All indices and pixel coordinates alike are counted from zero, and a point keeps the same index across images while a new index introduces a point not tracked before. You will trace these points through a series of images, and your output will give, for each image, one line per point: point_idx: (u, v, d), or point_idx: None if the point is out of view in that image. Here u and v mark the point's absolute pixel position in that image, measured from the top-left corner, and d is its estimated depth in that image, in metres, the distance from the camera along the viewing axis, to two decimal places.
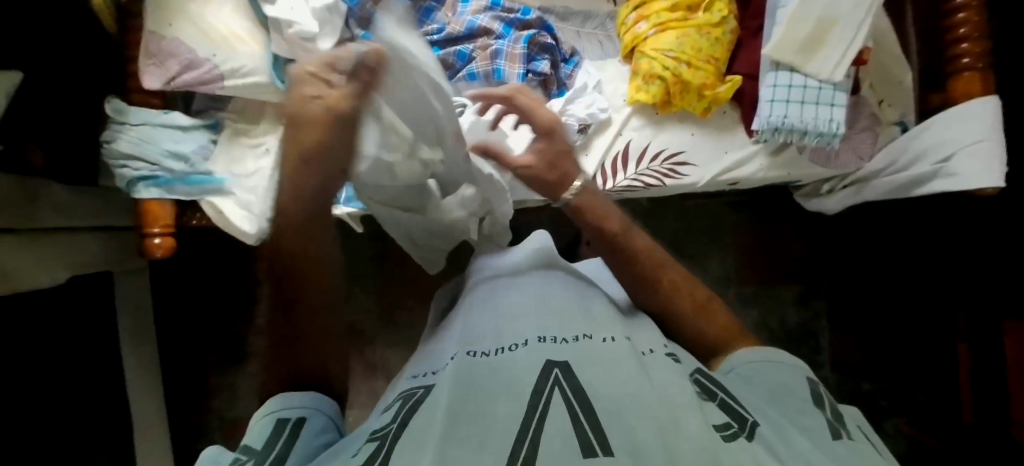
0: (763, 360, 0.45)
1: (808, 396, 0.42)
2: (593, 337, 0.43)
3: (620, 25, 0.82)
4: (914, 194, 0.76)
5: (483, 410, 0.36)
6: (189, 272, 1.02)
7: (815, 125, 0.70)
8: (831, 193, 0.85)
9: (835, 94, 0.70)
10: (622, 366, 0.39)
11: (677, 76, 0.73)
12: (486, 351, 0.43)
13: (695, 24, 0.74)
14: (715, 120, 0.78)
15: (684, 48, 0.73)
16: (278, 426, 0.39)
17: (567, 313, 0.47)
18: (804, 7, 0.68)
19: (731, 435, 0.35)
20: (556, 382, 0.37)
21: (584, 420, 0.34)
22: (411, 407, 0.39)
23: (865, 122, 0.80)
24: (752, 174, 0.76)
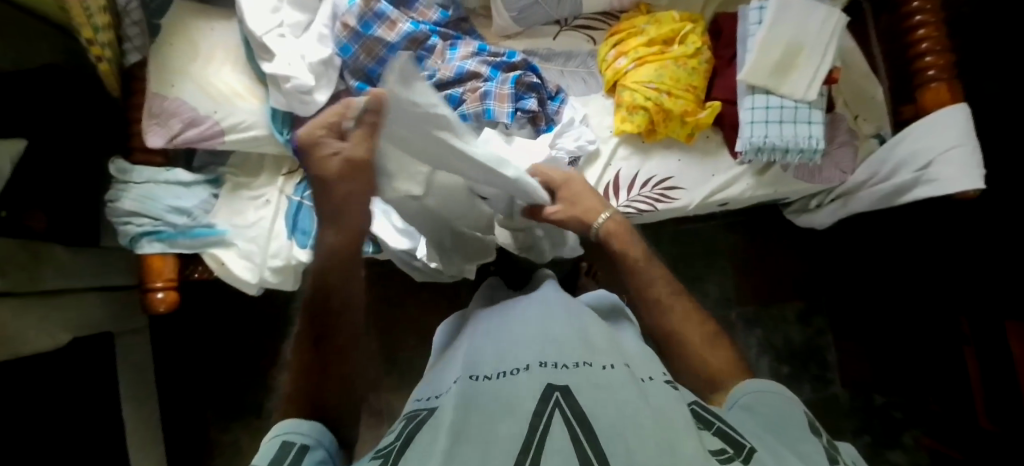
0: (762, 386, 0.44)
1: (807, 424, 0.41)
2: (594, 365, 0.42)
3: (601, 62, 0.84)
4: (899, 203, 0.77)
5: (485, 433, 0.35)
6: (190, 328, 1.02)
7: (796, 142, 0.72)
8: (819, 209, 0.86)
9: (811, 112, 0.73)
10: (623, 387, 0.39)
11: (659, 105, 0.76)
12: (489, 373, 0.42)
13: (673, 57, 0.78)
14: (699, 144, 0.80)
15: (664, 79, 0.77)
16: (284, 448, 0.38)
17: (569, 332, 0.46)
18: (772, 34, 0.73)
19: (725, 459, 0.35)
20: (557, 405, 0.37)
21: (585, 446, 0.33)
22: (413, 428, 0.39)
23: (846, 136, 0.81)
24: (739, 193, 0.79)
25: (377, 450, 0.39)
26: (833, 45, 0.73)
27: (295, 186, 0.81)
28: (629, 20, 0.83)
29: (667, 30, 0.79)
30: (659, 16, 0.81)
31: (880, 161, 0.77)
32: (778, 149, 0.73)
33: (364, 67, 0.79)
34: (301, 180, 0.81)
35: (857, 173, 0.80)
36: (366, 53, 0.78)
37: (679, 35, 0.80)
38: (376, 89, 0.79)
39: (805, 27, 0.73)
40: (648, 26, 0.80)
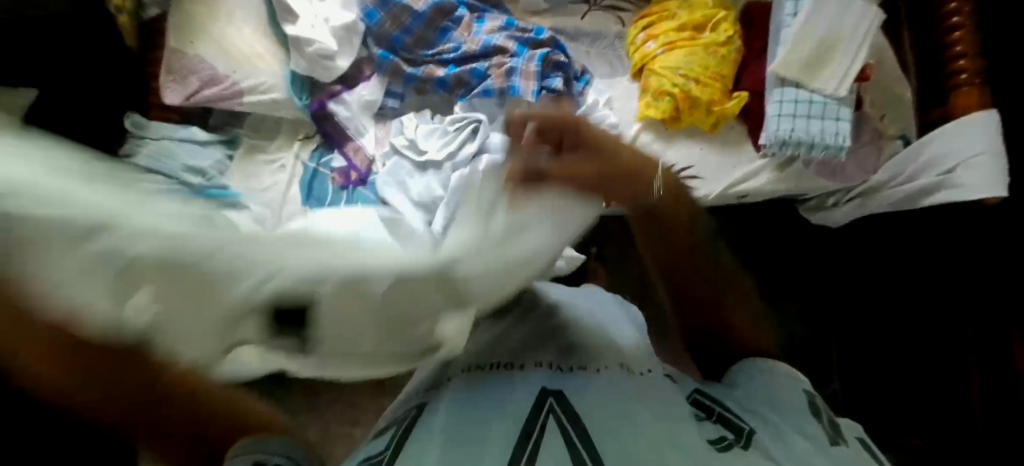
0: (757, 364, 0.49)
1: (805, 400, 0.46)
2: (589, 367, 0.44)
3: (629, 44, 0.83)
4: (918, 206, 0.77)
5: (478, 445, 0.37)
6: None
7: (822, 139, 0.71)
8: (836, 208, 0.86)
9: (840, 109, 0.71)
10: (620, 394, 0.40)
11: (685, 92, 0.75)
12: (484, 367, 0.44)
13: (704, 43, 0.77)
14: (722, 135, 0.79)
15: (692, 66, 0.76)
16: None
17: (566, 339, 0.47)
18: (806, 28, 0.71)
19: (725, 446, 0.40)
20: (551, 410, 0.38)
21: (584, 453, 0.35)
22: (407, 431, 0.41)
23: (869, 136, 0.80)
24: (759, 188, 0.77)
25: (368, 455, 0.41)
26: (867, 45, 0.71)
27: (311, 152, 0.79)
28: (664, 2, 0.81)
29: (699, 15, 0.78)
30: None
31: (903, 163, 0.77)
32: (804, 145, 0.71)
33: (388, 36, 0.78)
34: (317, 147, 0.79)
35: (880, 173, 0.79)
36: (392, 21, 0.77)
37: (711, 22, 0.78)
38: (399, 59, 0.78)
39: (840, 22, 0.72)
40: (680, 10, 0.79)
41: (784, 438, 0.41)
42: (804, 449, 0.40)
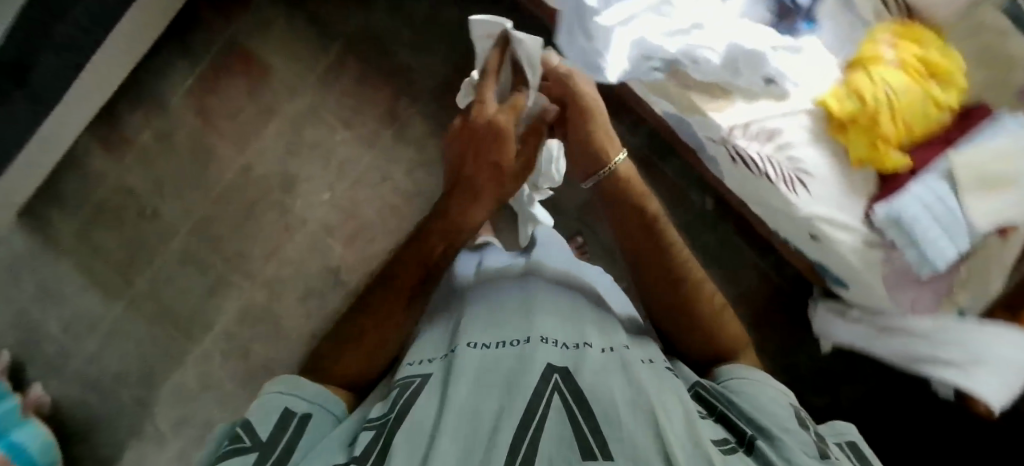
0: (750, 378, 0.60)
1: (796, 415, 0.55)
2: (590, 346, 0.58)
3: (868, 42, 0.83)
4: (913, 363, 0.94)
5: (475, 409, 0.50)
6: (300, 40, 1.14)
7: (925, 242, 0.81)
8: (853, 322, 1.00)
9: (959, 222, 0.81)
10: (609, 372, 0.54)
11: (862, 123, 0.81)
12: (487, 344, 0.58)
13: (859, 145, 0.83)
14: (857, 178, 0.87)
15: (894, 112, 0.80)
16: (285, 416, 0.54)
17: (569, 323, 0.63)
18: (991, 162, 0.80)
19: (727, 449, 0.50)
20: (555, 387, 0.51)
21: (584, 425, 0.48)
22: (410, 394, 0.54)
23: (942, 287, 0.87)
24: (837, 241, 0.86)
25: (376, 417, 0.54)
26: None
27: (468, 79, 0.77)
28: (851, 77, 0.82)
29: (860, 118, 0.81)
30: (866, 98, 0.80)
31: (939, 343, 0.91)
32: (910, 235, 0.82)
33: None
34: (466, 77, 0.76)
35: (918, 319, 0.91)
36: None
37: (870, 138, 0.82)
38: None
39: None
40: (850, 102, 0.81)
41: (783, 437, 0.51)
42: (799, 448, 0.50)
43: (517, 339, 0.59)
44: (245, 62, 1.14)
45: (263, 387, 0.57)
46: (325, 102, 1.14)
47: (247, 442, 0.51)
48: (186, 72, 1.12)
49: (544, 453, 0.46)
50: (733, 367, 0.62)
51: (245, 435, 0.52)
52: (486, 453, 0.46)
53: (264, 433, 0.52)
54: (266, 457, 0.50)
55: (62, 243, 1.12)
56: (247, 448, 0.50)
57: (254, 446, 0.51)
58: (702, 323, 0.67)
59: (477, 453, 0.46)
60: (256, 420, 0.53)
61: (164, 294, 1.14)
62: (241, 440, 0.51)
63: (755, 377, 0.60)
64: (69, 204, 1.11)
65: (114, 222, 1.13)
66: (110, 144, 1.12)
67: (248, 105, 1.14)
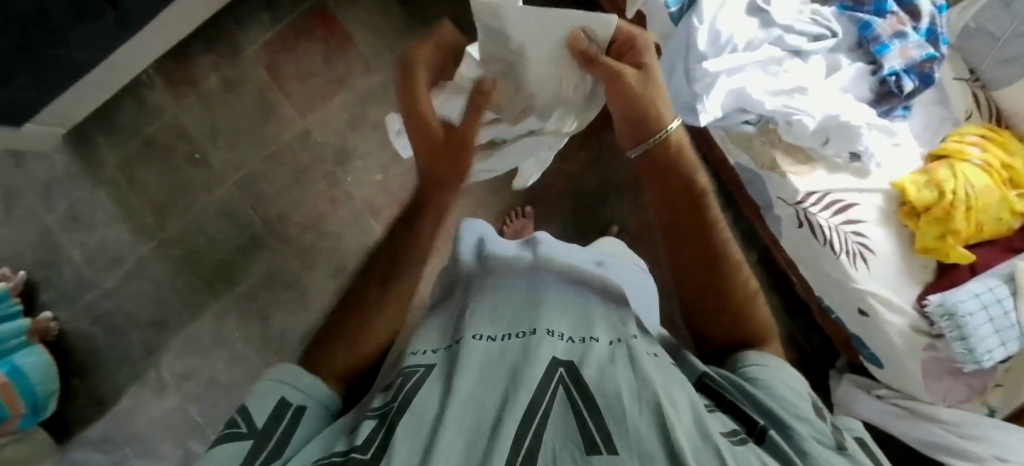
0: (768, 365, 0.53)
1: (812, 405, 0.50)
2: (599, 340, 0.52)
3: (954, 136, 0.86)
4: (938, 452, 0.94)
5: (479, 400, 0.44)
6: (386, 18, 1.14)
7: (975, 339, 0.83)
8: (881, 400, 0.99)
9: (1009, 326, 0.83)
10: (615, 363, 0.48)
11: (936, 213, 0.83)
12: (493, 337, 0.52)
13: (928, 234, 0.85)
14: (916, 265, 0.88)
15: (969, 208, 0.82)
16: (280, 407, 0.45)
17: (575, 317, 0.56)
18: None
19: (740, 439, 0.44)
20: (559, 382, 0.45)
21: (587, 416, 0.41)
22: (414, 383, 0.47)
23: (975, 384, 0.90)
24: (886, 320, 0.87)
25: (379, 406, 0.47)
26: None
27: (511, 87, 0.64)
28: (934, 168, 0.84)
29: (935, 208, 0.83)
30: (945, 191, 0.82)
31: (965, 437, 0.91)
32: (960, 330, 0.83)
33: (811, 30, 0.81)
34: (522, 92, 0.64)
35: (946, 409, 0.92)
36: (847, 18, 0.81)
37: (940, 230, 0.84)
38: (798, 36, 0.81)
39: None
40: (927, 191, 0.83)
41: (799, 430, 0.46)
42: (816, 445, 0.45)
43: (519, 332, 0.52)
44: (326, 28, 1.13)
45: (260, 375, 0.48)
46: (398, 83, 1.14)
47: (241, 429, 0.43)
48: (266, 26, 1.11)
49: (547, 449, 0.39)
50: (761, 355, 0.54)
51: (239, 424, 0.43)
52: (487, 444, 0.39)
53: (259, 421, 0.44)
54: (261, 446, 0.42)
55: (103, 172, 1.09)
56: (240, 439, 0.42)
57: (248, 436, 0.43)
58: (729, 318, 0.56)
59: (479, 447, 0.39)
60: (251, 406, 0.45)
61: (195, 243, 1.11)
62: (236, 430, 0.43)
63: (770, 365, 0.53)
64: (120, 134, 1.09)
65: (161, 161, 1.10)
66: (174, 83, 1.10)
67: (321, 71, 1.13)
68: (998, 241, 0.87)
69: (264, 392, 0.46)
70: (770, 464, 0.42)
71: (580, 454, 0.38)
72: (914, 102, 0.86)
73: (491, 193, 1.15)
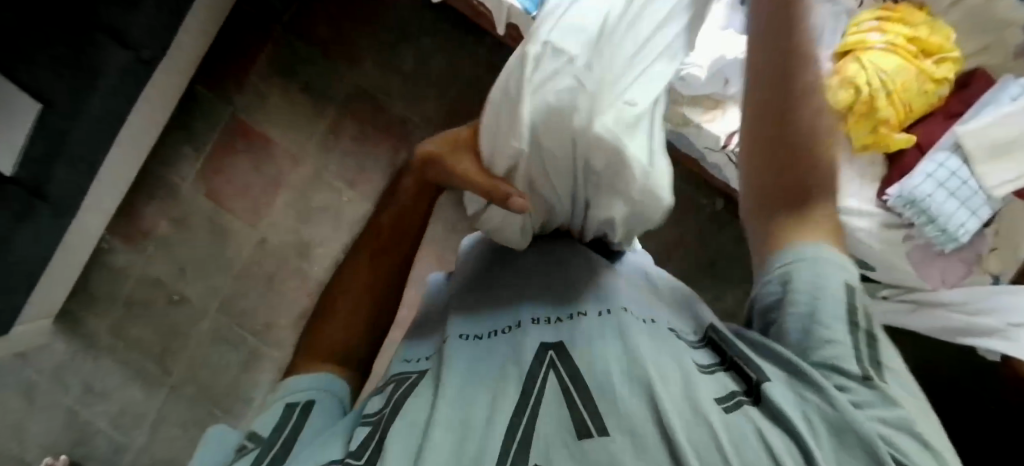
0: (809, 253, 0.45)
1: (847, 314, 0.42)
2: (586, 313, 0.50)
3: (852, 25, 0.86)
4: (959, 337, 0.86)
5: (472, 400, 0.44)
6: (300, 110, 1.19)
7: (944, 218, 0.80)
8: (887, 299, 0.93)
9: (974, 195, 0.81)
10: (605, 337, 0.46)
11: (862, 108, 0.82)
12: (478, 335, 0.52)
13: (862, 132, 0.83)
14: (863, 164, 0.86)
15: (891, 93, 0.81)
16: (288, 409, 0.46)
17: (559, 289, 0.54)
18: (993, 128, 0.80)
19: (736, 399, 0.41)
20: (551, 366, 0.45)
21: (581, 406, 0.41)
22: (407, 388, 0.47)
23: (969, 257, 0.86)
24: (853, 227, 0.85)
25: (368, 412, 0.46)
26: None
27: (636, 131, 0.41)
28: (843, 67, 0.83)
29: (857, 105, 0.81)
30: (860, 86, 0.81)
31: (974, 312, 0.84)
32: (927, 214, 0.81)
33: None
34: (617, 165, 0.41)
35: (950, 290, 0.87)
36: None
37: (871, 124, 0.82)
38: None
39: None
40: (843, 91, 0.81)
41: (812, 375, 0.41)
42: (825, 385, 0.40)
43: (505, 326, 0.52)
44: (249, 140, 1.18)
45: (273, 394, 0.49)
46: (332, 165, 1.19)
47: (249, 444, 0.43)
48: (194, 157, 1.16)
49: (539, 442, 0.39)
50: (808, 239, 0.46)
51: (247, 439, 0.44)
52: (478, 446, 0.39)
53: (265, 430, 0.44)
54: (268, 450, 0.42)
55: (100, 342, 1.14)
56: (243, 450, 0.42)
57: (252, 445, 0.43)
58: (793, 202, 0.48)
59: (471, 445, 0.40)
60: (258, 423, 0.45)
61: (202, 377, 1.16)
62: (244, 446, 0.43)
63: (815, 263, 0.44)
64: (102, 303, 1.15)
65: (146, 313, 1.16)
66: (131, 238, 1.15)
67: (256, 180, 1.18)
68: (935, 114, 0.87)
69: (277, 403, 0.47)
70: (770, 423, 0.39)
71: (571, 441, 0.38)
72: None
73: (449, 233, 1.18)
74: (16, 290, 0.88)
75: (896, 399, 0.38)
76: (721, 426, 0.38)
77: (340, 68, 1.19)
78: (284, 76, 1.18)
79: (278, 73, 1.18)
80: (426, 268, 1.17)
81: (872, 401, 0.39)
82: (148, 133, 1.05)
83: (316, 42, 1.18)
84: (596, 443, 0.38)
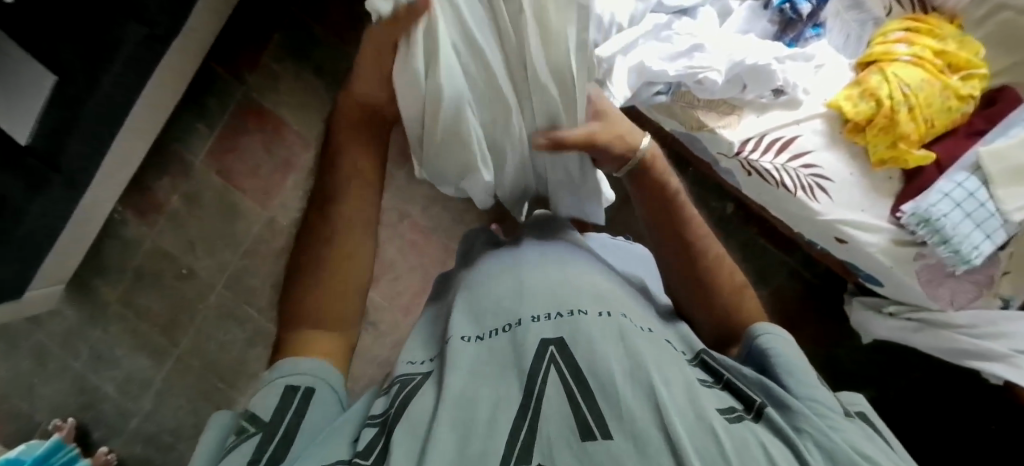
0: (776, 333, 0.53)
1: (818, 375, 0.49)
2: (587, 313, 0.49)
3: (879, 35, 0.85)
4: (964, 361, 0.87)
5: (473, 398, 0.44)
6: (313, 92, 1.18)
7: (957, 239, 0.78)
8: (894, 317, 0.93)
9: (991, 219, 0.79)
10: (605, 337, 0.46)
11: (882, 121, 0.80)
12: (479, 336, 0.51)
13: (879, 145, 0.81)
14: (879, 179, 0.85)
15: (914, 106, 0.79)
16: (287, 394, 0.46)
17: (562, 289, 0.53)
18: (1014, 152, 0.79)
19: (737, 416, 0.42)
20: (551, 362, 0.44)
21: (584, 405, 0.40)
22: (410, 388, 0.47)
23: (981, 278, 0.84)
24: (864, 243, 0.83)
25: (373, 414, 0.47)
26: None
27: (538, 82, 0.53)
28: (866, 77, 0.82)
29: (877, 118, 0.80)
30: (881, 99, 0.79)
31: (981, 337, 0.85)
32: (940, 234, 0.79)
33: None
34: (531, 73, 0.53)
35: (959, 314, 0.86)
36: None
37: (890, 139, 0.80)
38: None
39: None
40: (864, 103, 0.81)
41: (799, 405, 0.44)
42: (817, 417, 0.43)
43: (507, 323, 0.51)
44: (260, 120, 1.18)
45: (266, 375, 0.48)
46: None
47: (250, 429, 0.43)
48: (206, 134, 1.17)
49: (542, 440, 0.39)
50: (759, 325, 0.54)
51: (246, 422, 0.44)
52: (482, 445, 0.39)
53: (265, 414, 0.44)
54: (270, 440, 0.42)
55: (109, 312, 1.16)
56: (245, 435, 0.42)
57: (254, 430, 0.43)
58: (729, 321, 0.58)
59: (474, 444, 0.40)
60: (257, 405, 0.45)
61: (208, 350, 1.18)
62: (245, 430, 0.43)
63: (782, 338, 0.52)
64: (112, 273, 1.17)
65: (154, 286, 1.17)
66: (142, 211, 1.17)
67: (266, 160, 1.18)
68: (958, 130, 0.85)
69: (272, 385, 0.46)
70: (770, 440, 0.40)
71: (575, 442, 0.38)
72: (825, 18, 0.86)
73: (455, 223, 1.18)
74: (31, 259, 0.90)
75: (875, 437, 0.43)
76: (725, 436, 0.39)
77: (354, 52, 1.18)
78: (297, 57, 1.18)
79: (291, 54, 1.17)
80: (431, 256, 1.17)
81: (856, 432, 0.42)
82: (162, 109, 1.06)
83: (331, 24, 1.18)
84: (600, 445, 0.38)
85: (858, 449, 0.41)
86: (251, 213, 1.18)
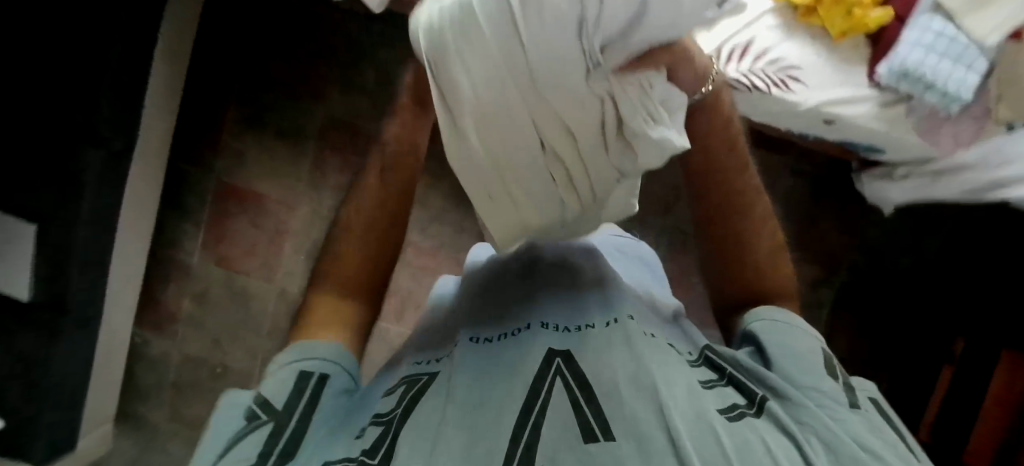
0: (782, 322, 0.59)
1: (824, 363, 0.55)
2: (594, 326, 0.53)
3: None
4: (991, 195, 0.87)
5: (478, 401, 0.46)
6: (281, 155, 1.18)
7: (941, 82, 0.78)
8: (905, 179, 0.93)
9: (968, 51, 0.78)
10: (613, 347, 0.50)
11: None
12: (489, 340, 0.55)
13: (836, 19, 0.81)
14: (847, 50, 0.84)
15: None
16: (299, 379, 0.50)
17: (570, 305, 0.58)
18: None
19: (737, 413, 0.46)
20: (557, 371, 0.47)
21: (585, 410, 0.43)
22: (415, 392, 0.49)
23: (979, 112, 0.82)
24: (849, 117, 0.83)
25: (380, 412, 0.47)
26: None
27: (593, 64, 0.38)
28: None
29: None
30: None
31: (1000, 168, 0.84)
32: (924, 83, 0.78)
33: None
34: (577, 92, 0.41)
35: (968, 152, 0.85)
36: None
37: (844, 9, 0.80)
38: None
39: None
40: None
41: (797, 398, 0.49)
42: (815, 409, 0.48)
43: (515, 331, 0.55)
44: (242, 200, 1.18)
45: (272, 366, 0.52)
46: (327, 201, 1.19)
47: (261, 415, 0.46)
48: (194, 232, 1.17)
49: (544, 443, 0.41)
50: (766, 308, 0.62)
51: (258, 408, 0.47)
52: (489, 441, 0.41)
53: (277, 401, 0.48)
54: (283, 426, 0.46)
55: (162, 431, 1.17)
56: (258, 422, 0.46)
57: (269, 415, 0.46)
58: (743, 262, 0.70)
59: (480, 445, 0.41)
60: (265, 392, 0.49)
61: None
62: (256, 416, 0.46)
63: (786, 327, 0.58)
64: (152, 394, 1.17)
65: (194, 392, 1.18)
66: (160, 326, 1.17)
67: (259, 237, 1.18)
68: None
69: (281, 375, 0.50)
70: (768, 435, 0.45)
71: (579, 444, 0.40)
72: None
73: (459, 233, 1.18)
74: (72, 409, 0.90)
75: (871, 426, 0.48)
76: (725, 436, 0.42)
77: (306, 103, 1.18)
78: (255, 127, 1.18)
79: (248, 126, 1.17)
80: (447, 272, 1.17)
81: (848, 423, 0.47)
82: (144, 221, 1.06)
83: (276, 84, 1.17)
84: (602, 446, 0.40)
85: (849, 438, 0.46)
86: (261, 293, 1.19)
